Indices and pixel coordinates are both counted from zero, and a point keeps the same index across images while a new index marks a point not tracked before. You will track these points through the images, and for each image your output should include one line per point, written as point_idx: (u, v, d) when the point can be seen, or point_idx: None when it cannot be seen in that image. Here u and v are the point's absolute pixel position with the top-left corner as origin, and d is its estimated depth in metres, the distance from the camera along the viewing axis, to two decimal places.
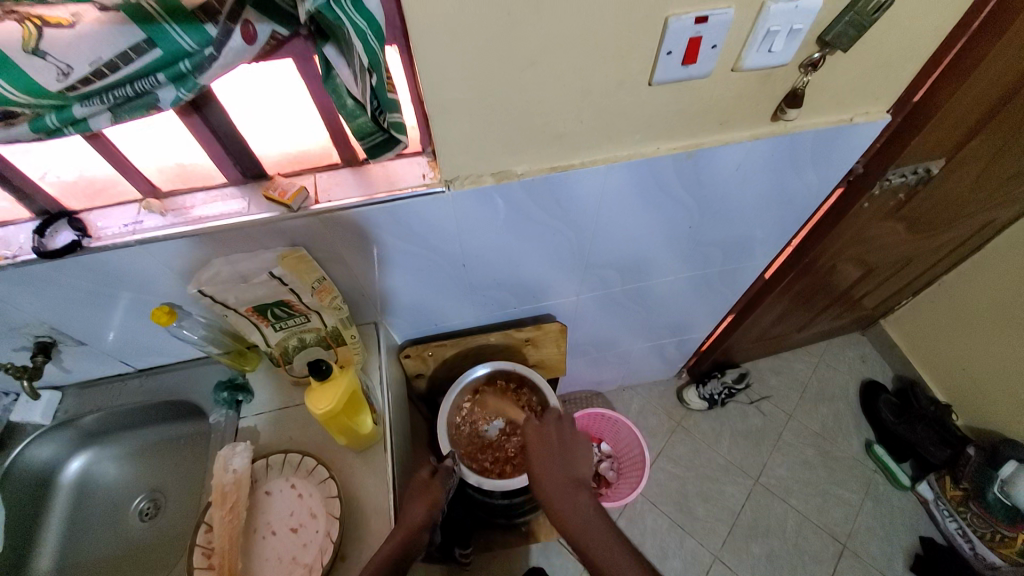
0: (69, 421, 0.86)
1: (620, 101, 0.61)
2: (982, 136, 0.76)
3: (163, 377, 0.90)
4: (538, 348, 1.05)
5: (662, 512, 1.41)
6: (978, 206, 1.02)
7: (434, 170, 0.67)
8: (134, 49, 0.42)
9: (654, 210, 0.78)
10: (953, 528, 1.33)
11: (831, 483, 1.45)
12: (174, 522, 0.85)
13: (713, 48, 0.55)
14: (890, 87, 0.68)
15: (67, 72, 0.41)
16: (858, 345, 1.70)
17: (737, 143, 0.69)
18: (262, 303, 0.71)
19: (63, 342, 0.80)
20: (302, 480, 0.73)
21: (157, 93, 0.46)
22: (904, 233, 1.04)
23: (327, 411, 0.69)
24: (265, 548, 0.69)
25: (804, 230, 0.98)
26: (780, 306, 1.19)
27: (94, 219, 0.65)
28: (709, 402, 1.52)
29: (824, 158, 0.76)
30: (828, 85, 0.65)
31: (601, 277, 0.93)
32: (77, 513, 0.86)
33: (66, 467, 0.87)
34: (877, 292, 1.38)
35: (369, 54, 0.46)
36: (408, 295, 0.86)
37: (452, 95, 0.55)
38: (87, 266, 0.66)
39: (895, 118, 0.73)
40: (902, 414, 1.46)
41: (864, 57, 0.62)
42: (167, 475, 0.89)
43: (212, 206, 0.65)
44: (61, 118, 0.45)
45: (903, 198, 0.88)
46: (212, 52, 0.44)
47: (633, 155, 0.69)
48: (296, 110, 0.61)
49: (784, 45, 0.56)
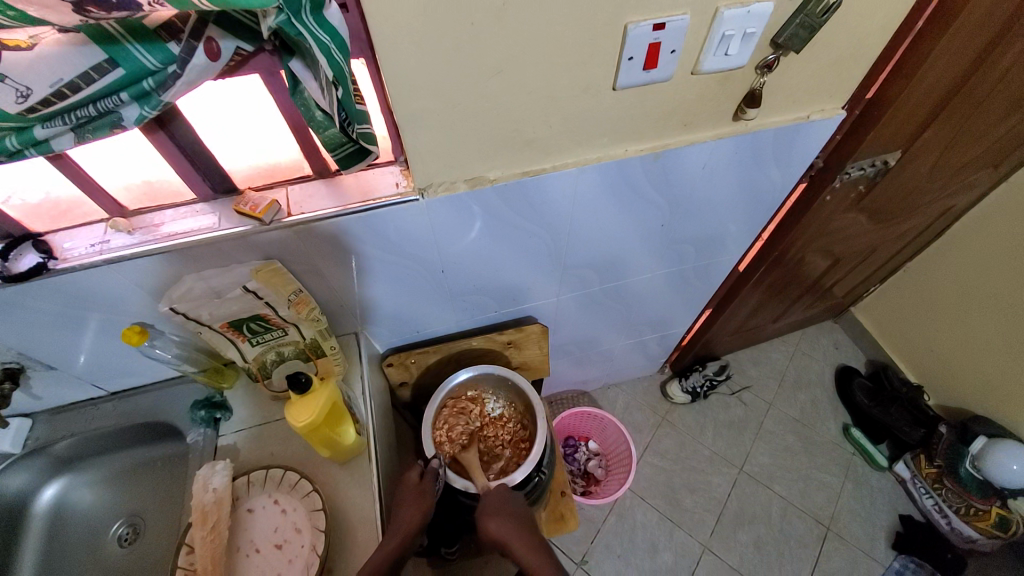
0: (41, 449, 0.83)
1: (586, 106, 0.62)
2: (933, 129, 0.80)
3: (139, 398, 0.88)
4: (520, 351, 1.06)
5: (651, 506, 1.43)
6: (935, 194, 1.07)
7: (406, 179, 0.67)
8: (95, 68, 0.41)
9: (628, 210, 0.80)
10: (931, 504, 1.37)
11: (812, 468, 1.49)
12: (155, 547, 0.83)
13: (672, 53, 0.57)
14: (844, 84, 0.71)
15: (25, 94, 0.41)
16: (831, 333, 1.75)
17: (702, 142, 0.71)
18: (237, 318, 0.70)
19: (31, 368, 0.77)
20: (286, 496, 0.72)
21: (120, 112, 0.46)
22: (868, 223, 1.08)
23: (308, 424, 0.68)
24: (250, 567, 0.68)
25: (774, 223, 1.01)
26: (755, 298, 1.22)
27: (59, 240, 0.63)
28: (692, 395, 1.55)
29: (786, 155, 0.79)
30: (785, 86, 0.68)
31: (578, 277, 0.95)
32: (52, 544, 0.83)
33: (39, 496, 0.85)
34: (846, 280, 1.42)
35: (333, 67, 0.45)
36: (387, 303, 0.86)
37: (420, 105, 0.55)
38: (54, 289, 0.65)
39: (852, 112, 0.76)
40: (877, 396, 1.51)
41: (817, 57, 0.65)
42: (146, 498, 0.87)
43: (183, 223, 0.64)
44: (22, 140, 0.45)
45: (864, 189, 0.92)
46: (177, 69, 0.44)
47: (603, 157, 0.70)
48: (264, 124, 0.60)
49: (740, 47, 0.58)
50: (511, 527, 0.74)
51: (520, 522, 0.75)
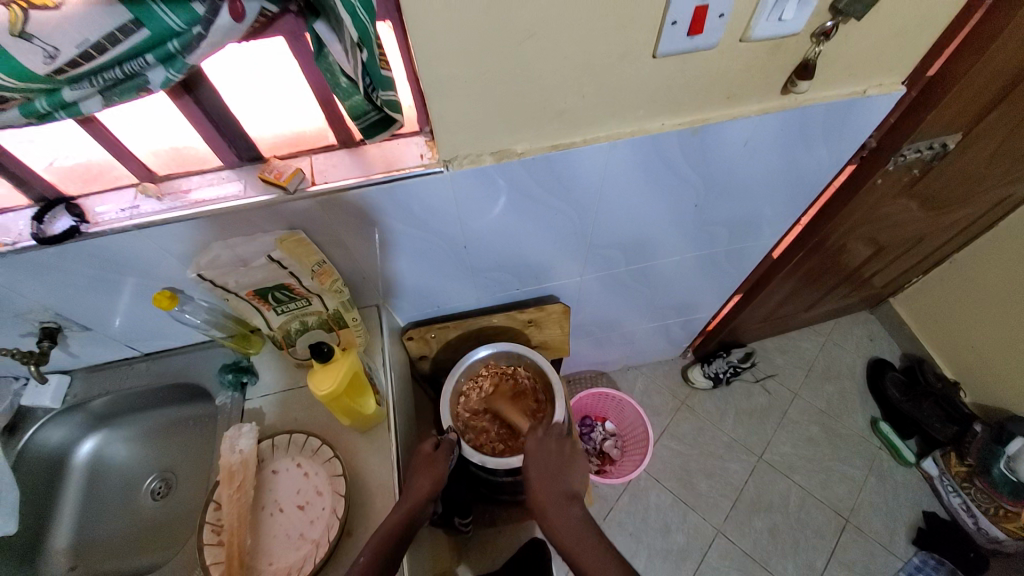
0: (80, 404, 0.87)
1: (622, 75, 0.58)
2: (1003, 109, 0.73)
3: (170, 361, 0.91)
4: (541, 330, 1.05)
5: (665, 488, 1.43)
6: (996, 181, 0.99)
7: (431, 151, 0.66)
8: (120, 29, 0.40)
9: (661, 189, 0.76)
10: (956, 502, 1.34)
11: (834, 460, 1.46)
12: (185, 501, 0.87)
13: (720, 17, 0.52)
14: (908, 55, 0.65)
15: (52, 55, 0.40)
16: (865, 324, 1.68)
17: (746, 117, 0.67)
18: (263, 286, 0.71)
19: (69, 327, 0.80)
20: (309, 460, 0.74)
21: (146, 75, 0.45)
22: (918, 210, 1.01)
23: (330, 393, 0.69)
24: (274, 525, 0.70)
25: (814, 208, 0.95)
26: (788, 286, 1.18)
27: (91, 204, 0.64)
28: (713, 381, 1.52)
29: (836, 133, 0.73)
30: (842, 56, 0.62)
31: (604, 257, 0.92)
32: (91, 493, 0.88)
33: (79, 448, 0.89)
34: (888, 270, 1.35)
35: (359, 29, 0.44)
36: (411, 278, 0.86)
37: (447, 71, 0.53)
38: (89, 252, 0.66)
39: (910, 91, 0.70)
40: (910, 391, 1.46)
41: (880, 25, 0.59)
42: (178, 455, 0.90)
43: (209, 190, 0.64)
44: (51, 102, 0.44)
45: (919, 173, 0.85)
46: (201, 31, 0.43)
47: (638, 131, 0.66)
48: (289, 91, 0.59)
49: (796, 12, 0.53)
50: (553, 496, 0.75)
51: (559, 494, 0.76)
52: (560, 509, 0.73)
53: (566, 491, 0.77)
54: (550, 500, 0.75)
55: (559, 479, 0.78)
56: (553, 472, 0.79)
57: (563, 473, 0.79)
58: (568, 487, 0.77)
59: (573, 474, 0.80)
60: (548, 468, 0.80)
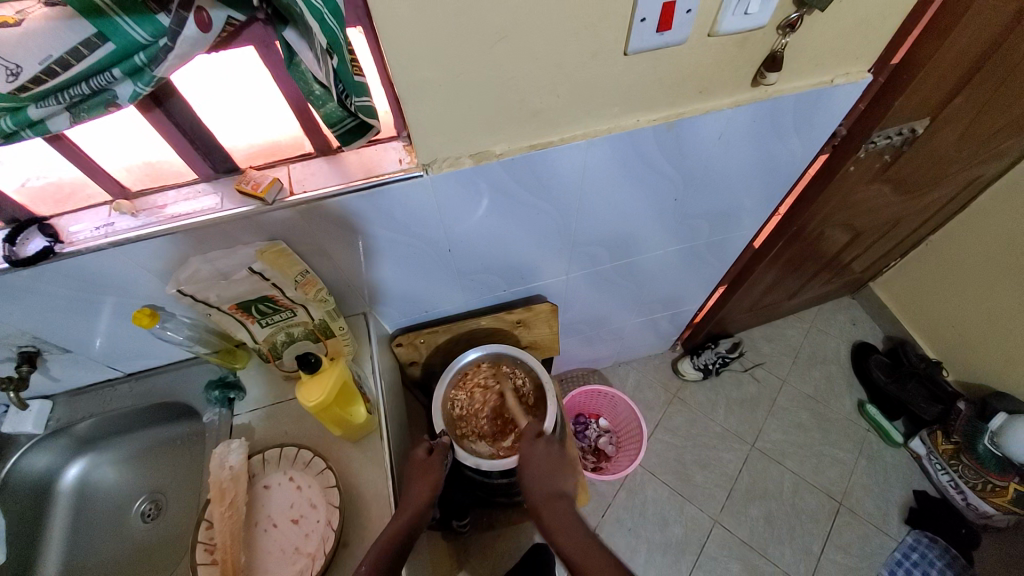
0: (63, 429, 0.85)
1: (596, 73, 0.59)
2: (966, 93, 0.75)
3: (154, 380, 0.89)
4: (529, 329, 1.05)
5: (661, 482, 1.44)
6: (965, 163, 1.01)
7: (410, 155, 0.65)
8: (85, 44, 0.40)
9: (640, 183, 0.77)
10: (945, 480, 1.36)
11: (825, 445, 1.48)
12: (176, 522, 0.85)
13: (688, 12, 0.53)
14: (872, 44, 0.66)
15: (15, 72, 0.39)
16: (848, 309, 1.71)
17: (719, 110, 0.68)
18: (246, 299, 0.70)
19: (48, 351, 0.78)
20: (300, 473, 0.73)
21: (115, 90, 0.44)
22: (893, 194, 1.03)
23: (319, 403, 0.68)
24: (269, 541, 0.69)
25: (792, 197, 0.97)
26: (772, 274, 1.19)
27: (65, 223, 0.63)
28: (703, 372, 1.53)
29: (808, 123, 0.75)
30: (809, 47, 0.64)
31: (589, 254, 0.93)
32: (78, 519, 0.86)
33: (64, 474, 0.87)
34: (867, 255, 1.38)
35: (327, 34, 0.43)
36: (397, 284, 0.85)
37: (421, 75, 0.53)
38: (64, 273, 0.65)
39: (877, 78, 0.72)
40: (894, 372, 1.48)
41: (843, 15, 0.60)
42: (167, 476, 0.89)
43: (186, 204, 0.63)
44: (17, 121, 0.43)
45: (890, 159, 0.87)
46: (167, 43, 0.42)
47: (614, 128, 0.67)
48: (263, 101, 0.59)
49: (761, 5, 0.55)
50: (546, 497, 0.77)
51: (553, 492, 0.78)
52: (552, 509, 0.75)
53: (558, 491, 0.78)
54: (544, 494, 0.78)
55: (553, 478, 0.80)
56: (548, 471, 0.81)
57: (555, 472, 0.81)
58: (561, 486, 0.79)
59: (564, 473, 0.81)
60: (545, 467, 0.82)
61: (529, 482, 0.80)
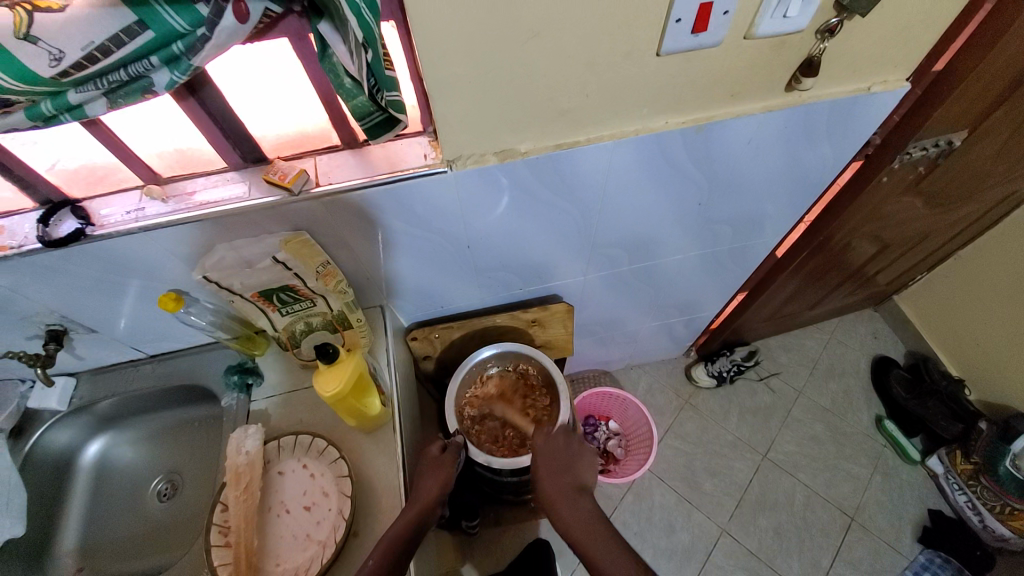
0: (85, 407, 0.88)
1: (626, 73, 0.58)
2: (1008, 106, 0.73)
3: (175, 362, 0.91)
4: (544, 329, 1.05)
5: (669, 487, 1.43)
6: (1001, 177, 0.98)
7: (435, 151, 0.66)
8: (125, 31, 0.41)
9: (665, 186, 0.76)
10: (963, 501, 1.33)
11: (839, 459, 1.46)
12: (191, 502, 0.87)
13: (725, 14, 0.52)
14: (912, 52, 0.65)
15: (58, 57, 0.40)
16: (870, 322, 1.67)
17: (750, 115, 0.67)
18: (268, 288, 0.71)
19: (75, 330, 0.80)
20: (314, 460, 0.74)
21: (151, 77, 0.45)
22: (923, 207, 1.00)
23: (336, 393, 0.69)
24: (281, 526, 0.70)
25: (819, 206, 0.95)
26: (793, 284, 1.17)
27: (97, 207, 0.64)
28: (717, 379, 1.52)
29: (840, 130, 0.73)
30: (847, 53, 0.62)
31: (608, 256, 0.92)
32: (98, 494, 0.88)
33: (85, 450, 0.89)
34: (892, 267, 1.35)
35: (364, 29, 0.43)
36: (415, 278, 0.86)
37: (451, 71, 0.53)
38: (94, 255, 0.66)
39: (916, 88, 0.70)
40: (914, 389, 1.45)
41: (885, 20, 0.59)
42: (184, 457, 0.91)
43: (214, 192, 0.64)
44: (56, 105, 0.45)
45: (924, 171, 0.85)
46: (205, 32, 0.42)
47: (641, 130, 0.66)
48: (293, 92, 0.59)
49: (800, 9, 0.53)
50: (561, 491, 0.76)
51: (568, 487, 0.76)
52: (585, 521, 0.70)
53: (575, 485, 0.77)
54: (557, 495, 0.75)
55: (566, 472, 0.79)
56: (561, 466, 0.80)
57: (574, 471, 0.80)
58: (577, 481, 0.78)
59: (580, 469, 0.81)
60: (555, 464, 0.80)
61: (545, 475, 0.79)
